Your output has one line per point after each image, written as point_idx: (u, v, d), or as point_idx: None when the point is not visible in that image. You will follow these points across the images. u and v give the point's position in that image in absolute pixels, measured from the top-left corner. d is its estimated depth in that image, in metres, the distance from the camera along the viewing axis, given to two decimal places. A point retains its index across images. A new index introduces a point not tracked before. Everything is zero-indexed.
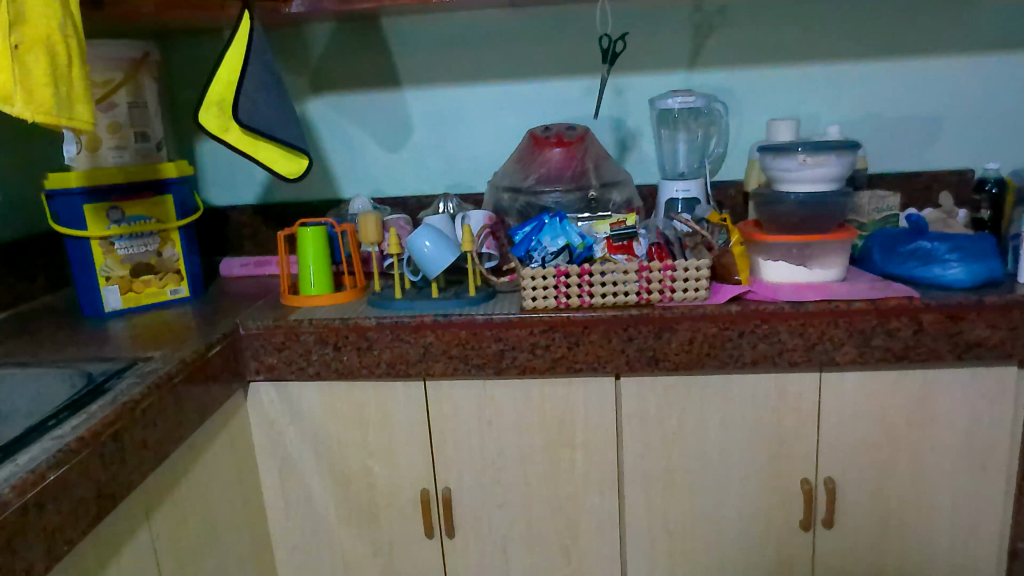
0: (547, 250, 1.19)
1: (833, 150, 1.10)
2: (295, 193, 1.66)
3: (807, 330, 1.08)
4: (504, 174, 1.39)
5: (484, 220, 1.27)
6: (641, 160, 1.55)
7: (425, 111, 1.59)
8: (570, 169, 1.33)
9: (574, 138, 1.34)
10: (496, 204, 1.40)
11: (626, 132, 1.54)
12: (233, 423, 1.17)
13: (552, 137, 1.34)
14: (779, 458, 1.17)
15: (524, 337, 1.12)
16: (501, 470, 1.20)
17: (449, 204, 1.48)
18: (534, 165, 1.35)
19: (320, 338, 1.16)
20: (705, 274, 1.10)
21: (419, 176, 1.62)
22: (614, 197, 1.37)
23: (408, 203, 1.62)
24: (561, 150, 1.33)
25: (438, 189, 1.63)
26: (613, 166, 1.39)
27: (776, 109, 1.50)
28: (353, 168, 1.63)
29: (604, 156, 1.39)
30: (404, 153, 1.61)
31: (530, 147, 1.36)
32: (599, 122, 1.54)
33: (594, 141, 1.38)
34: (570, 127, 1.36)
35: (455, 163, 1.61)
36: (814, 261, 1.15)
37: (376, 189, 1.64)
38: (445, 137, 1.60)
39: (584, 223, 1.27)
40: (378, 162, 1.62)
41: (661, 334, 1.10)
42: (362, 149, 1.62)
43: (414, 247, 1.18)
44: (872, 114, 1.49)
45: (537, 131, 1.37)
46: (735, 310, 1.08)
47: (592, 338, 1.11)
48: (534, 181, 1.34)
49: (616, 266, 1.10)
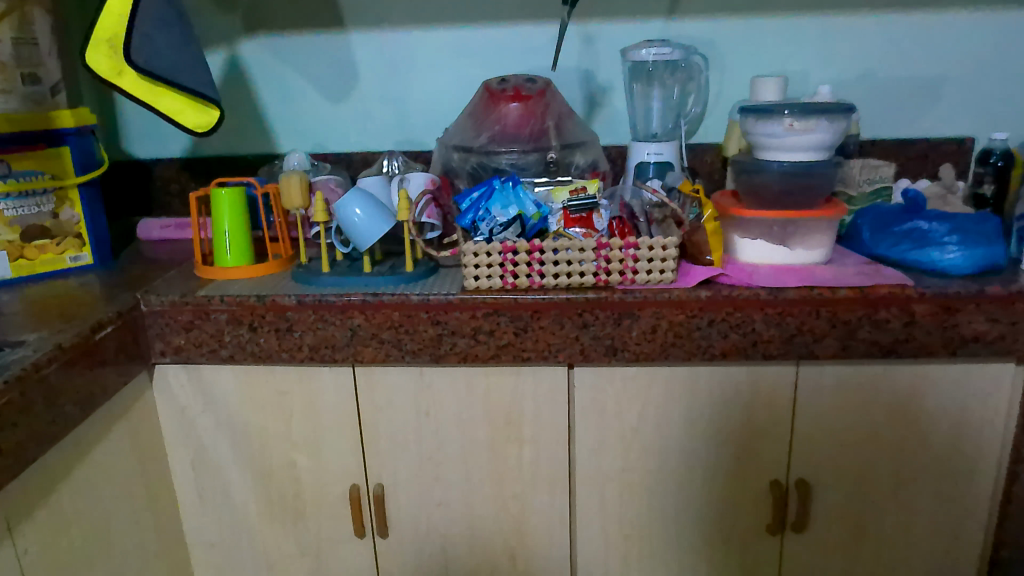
0: (497, 220, 1.05)
1: (825, 114, 0.95)
2: (228, 146, 1.49)
3: (784, 320, 0.95)
4: (455, 131, 1.23)
5: (425, 182, 1.09)
6: (612, 118, 1.39)
7: (373, 57, 1.41)
8: (527, 129, 1.17)
9: (534, 92, 1.18)
10: (444, 164, 1.23)
11: (597, 87, 1.37)
12: (134, 412, 1.03)
13: (509, 91, 1.17)
14: (746, 458, 1.06)
15: (466, 321, 0.98)
16: (440, 466, 1.09)
17: (395, 162, 1.33)
18: (487, 122, 1.19)
19: (234, 317, 1.02)
20: (673, 254, 0.96)
21: (366, 130, 1.46)
22: (576, 160, 1.21)
23: (352, 160, 1.46)
24: (518, 105, 1.16)
25: (387, 145, 1.47)
26: (579, 124, 1.24)
27: (762, 66, 1.35)
28: (292, 119, 1.46)
29: (570, 116, 1.22)
30: (348, 104, 1.44)
31: (485, 102, 1.20)
32: (567, 75, 1.38)
33: (558, 96, 1.22)
34: (530, 78, 1.20)
35: (407, 116, 1.44)
36: (796, 240, 1.02)
37: (318, 143, 1.47)
38: (394, 86, 1.43)
39: (541, 191, 1.12)
40: (320, 112, 1.45)
41: (621, 320, 0.97)
42: (302, 98, 1.45)
43: (343, 214, 1.03)
44: (866, 74, 1.34)
45: (493, 83, 1.21)
46: (705, 295, 0.95)
47: (542, 324, 0.98)
48: (486, 140, 1.18)
49: (571, 242, 0.96)
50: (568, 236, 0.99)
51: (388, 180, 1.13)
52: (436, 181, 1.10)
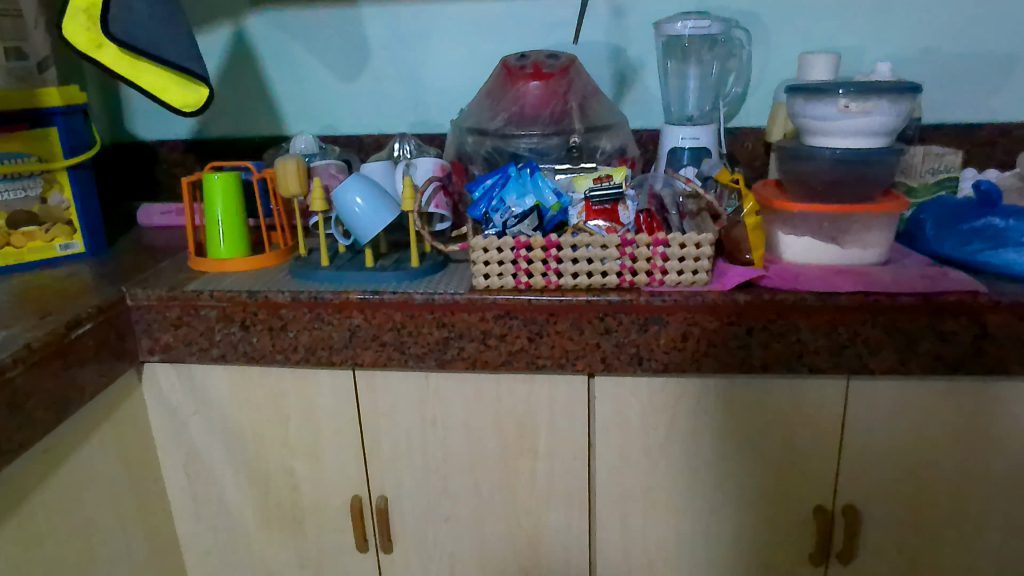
0: (512, 211, 0.94)
1: (887, 93, 0.82)
2: (234, 128, 1.41)
3: (834, 329, 0.85)
4: (469, 113, 1.13)
5: (433, 168, 1.00)
6: (643, 100, 1.28)
7: (385, 31, 1.31)
8: (548, 109, 1.06)
9: (556, 69, 1.07)
10: (458, 149, 1.13)
11: (627, 64, 1.26)
12: (120, 413, 0.96)
13: (529, 68, 1.07)
14: (787, 480, 0.95)
15: (474, 323, 0.89)
16: (448, 478, 1.00)
17: (407, 145, 1.23)
18: (504, 102, 1.08)
19: (224, 314, 0.94)
20: (708, 252, 0.85)
21: (379, 111, 1.36)
22: (602, 145, 1.11)
23: (363, 142, 1.36)
24: (538, 83, 1.06)
25: (401, 127, 1.37)
26: (606, 104, 1.13)
27: (811, 42, 1.22)
28: (301, 98, 1.37)
29: (595, 96, 1.12)
30: (360, 82, 1.35)
31: (502, 81, 1.09)
32: (594, 51, 1.26)
33: (583, 74, 1.11)
34: (552, 54, 1.10)
35: (422, 96, 1.34)
36: (848, 238, 0.90)
37: (327, 124, 1.38)
38: (408, 63, 1.33)
39: (562, 179, 1.01)
40: (329, 91, 1.36)
41: (648, 326, 0.86)
42: (311, 76, 1.35)
43: (342, 203, 0.94)
44: (929, 50, 1.20)
45: (511, 59, 1.10)
46: (743, 299, 0.84)
47: (559, 328, 0.88)
48: (502, 121, 1.08)
49: (592, 238, 0.85)
50: (589, 231, 0.89)
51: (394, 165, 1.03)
52: (445, 167, 1.01)
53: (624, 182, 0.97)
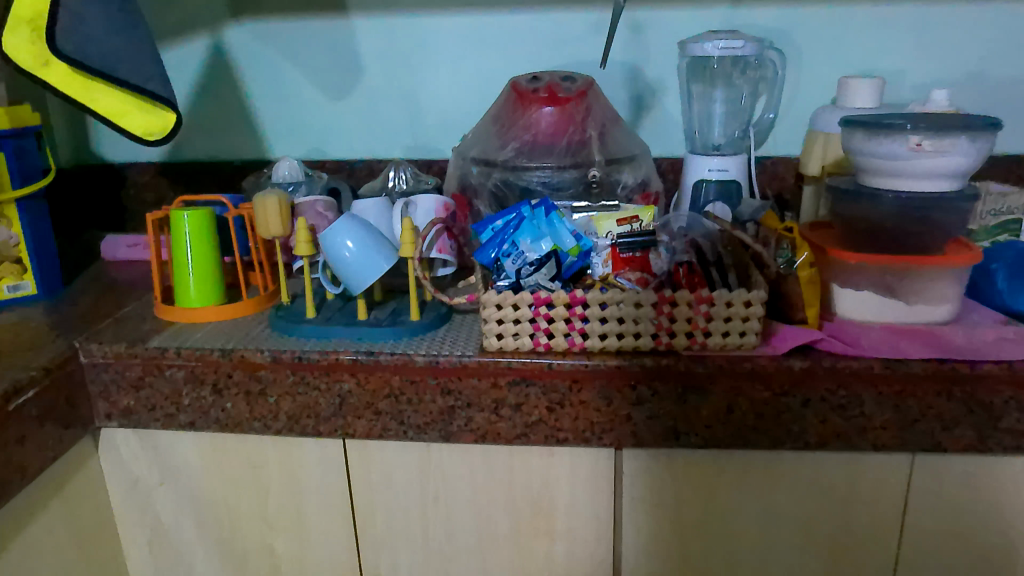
0: (526, 256, 0.83)
1: (967, 131, 0.71)
2: (211, 150, 1.27)
3: (903, 401, 0.74)
4: (474, 141, 1.01)
5: (436, 206, 0.87)
6: (663, 125, 1.16)
7: (380, 47, 1.19)
8: (564, 138, 0.95)
9: (573, 93, 0.95)
10: (462, 181, 1.01)
11: (646, 86, 1.14)
12: (71, 488, 0.83)
13: (543, 91, 0.95)
14: (840, 565, 0.83)
15: (485, 390, 0.77)
16: (452, 560, 0.87)
17: (403, 173, 1.11)
18: (514, 129, 0.96)
19: (194, 376, 0.81)
20: (759, 311, 0.73)
21: (371, 133, 1.24)
22: (624, 178, 0.98)
23: (356, 171, 1.23)
24: (553, 109, 0.94)
25: (396, 152, 1.24)
26: (627, 133, 1.01)
27: (848, 64, 1.11)
28: (285, 119, 1.25)
29: (615, 124, 1.00)
30: (351, 102, 1.22)
31: (512, 105, 0.97)
32: (610, 71, 1.14)
33: (602, 99, 0.99)
34: (568, 76, 0.98)
35: (419, 118, 1.22)
36: (913, 294, 0.79)
37: (314, 148, 1.25)
38: (405, 81, 1.20)
39: (581, 219, 0.90)
40: (317, 111, 1.23)
41: (687, 396, 0.75)
42: (296, 94, 1.23)
43: (331, 249, 0.81)
44: (978, 75, 1.10)
45: (522, 80, 0.98)
46: (799, 367, 0.73)
47: (583, 397, 0.76)
48: (511, 151, 0.96)
49: (624, 295, 0.73)
50: (618, 285, 0.77)
51: (390, 202, 0.91)
52: (450, 206, 0.88)
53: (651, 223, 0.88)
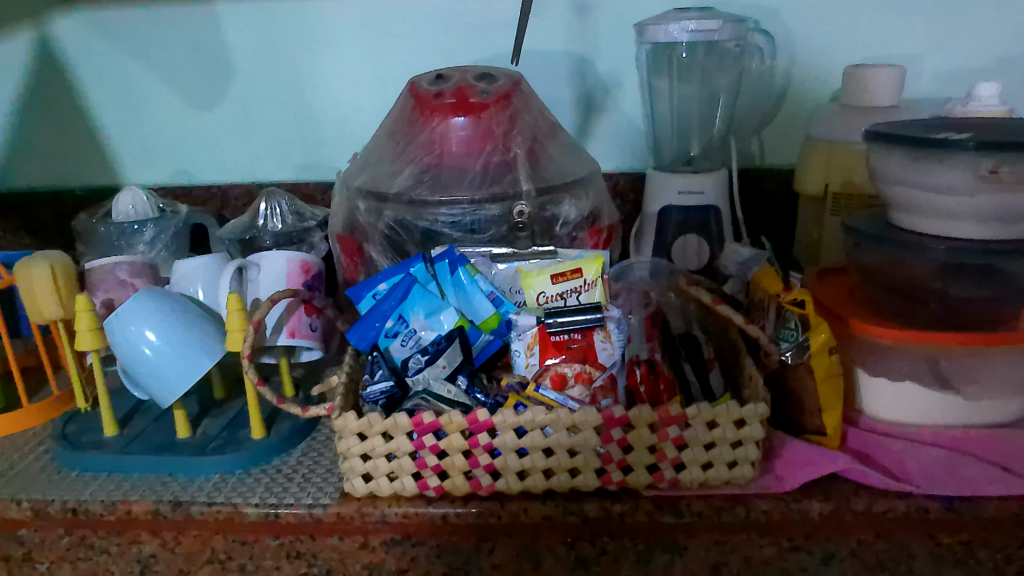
0: (421, 337, 0.59)
1: None
2: (47, 177, 1.00)
3: (970, 554, 0.49)
4: (362, 164, 0.74)
5: (289, 268, 0.60)
6: (620, 132, 0.90)
7: (251, 40, 0.91)
8: (477, 161, 0.68)
9: (490, 98, 0.69)
10: (347, 217, 0.75)
11: (596, 83, 0.88)
12: None
13: (449, 97, 0.69)
14: None
15: (350, 552, 0.52)
16: None
17: (281, 205, 0.84)
18: (411, 148, 0.70)
19: None
20: (761, 431, 0.47)
21: (249, 150, 0.96)
22: (564, 212, 0.71)
23: (230, 198, 0.96)
24: (462, 120, 0.68)
25: (282, 172, 0.97)
26: (567, 149, 0.75)
27: (855, 47, 0.85)
28: (138, 133, 0.97)
29: (549, 138, 0.73)
30: (221, 110, 0.95)
31: (410, 115, 0.71)
32: (549, 64, 0.87)
33: (531, 105, 0.73)
34: (486, 73, 0.72)
35: (309, 129, 0.95)
36: (973, 383, 0.54)
37: (179, 169, 0.98)
38: (287, 82, 0.93)
39: (501, 275, 0.65)
40: (178, 123, 0.96)
41: (651, 555, 0.50)
42: (149, 102, 0.95)
43: (121, 346, 0.54)
44: (1020, 58, 0.85)
45: (424, 80, 0.72)
46: (818, 512, 0.48)
47: (497, 560, 0.51)
48: (407, 178, 0.69)
49: (551, 415, 0.46)
50: (545, 398, 0.50)
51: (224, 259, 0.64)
52: (311, 266, 0.62)
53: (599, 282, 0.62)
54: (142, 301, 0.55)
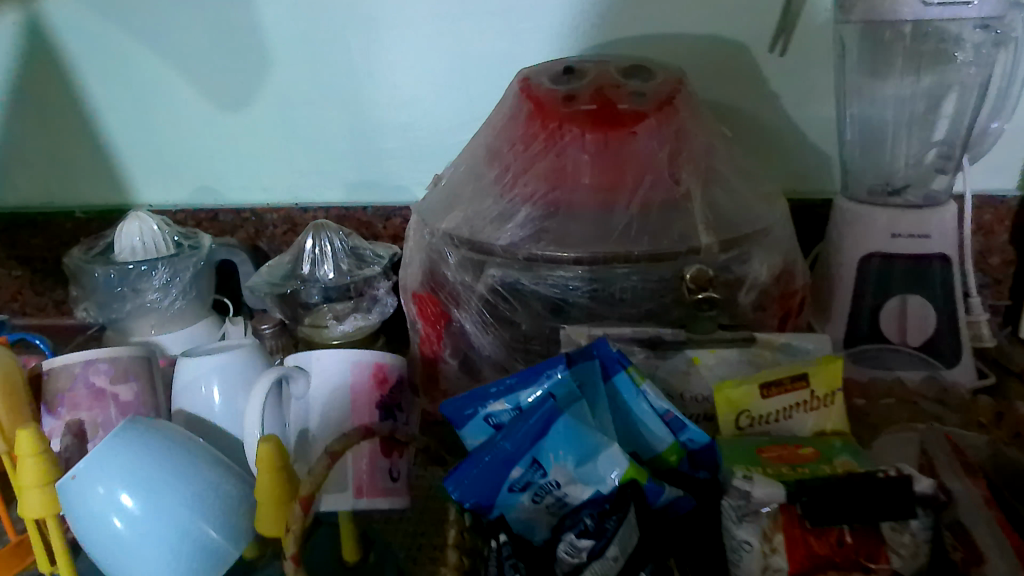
0: (565, 496, 0.37)
1: None
2: (41, 194, 0.79)
3: None
4: (449, 193, 0.52)
5: (362, 379, 0.41)
6: (795, 145, 0.65)
7: (296, 20, 0.69)
8: (631, 200, 0.45)
9: (647, 105, 0.46)
10: (428, 267, 0.53)
11: (764, 79, 0.63)
12: None
13: (586, 102, 0.46)
14: None
15: None
16: None
17: (333, 241, 0.61)
18: (526, 176, 0.47)
19: None
20: None
21: (292, 164, 0.75)
22: (754, 274, 0.48)
23: (267, 227, 0.74)
24: (607, 138, 0.45)
25: (333, 192, 0.75)
26: (750, 176, 0.51)
27: None
28: (151, 141, 0.76)
29: (729, 163, 0.49)
30: (256, 113, 0.73)
31: (523, 126, 0.48)
32: (697, 52, 0.63)
33: (703, 113, 0.50)
34: (634, 67, 0.49)
35: (369, 138, 0.73)
36: None
37: (203, 186, 0.77)
38: (339, 76, 0.71)
39: (671, 375, 0.44)
40: (203, 128, 0.75)
41: None
42: (165, 100, 0.74)
43: (79, 516, 0.34)
44: None
45: (544, 76, 0.49)
46: None
47: None
48: (521, 222, 0.46)
49: None
50: None
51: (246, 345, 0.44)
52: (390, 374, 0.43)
53: (832, 400, 0.41)
54: (174, 446, 0.36)
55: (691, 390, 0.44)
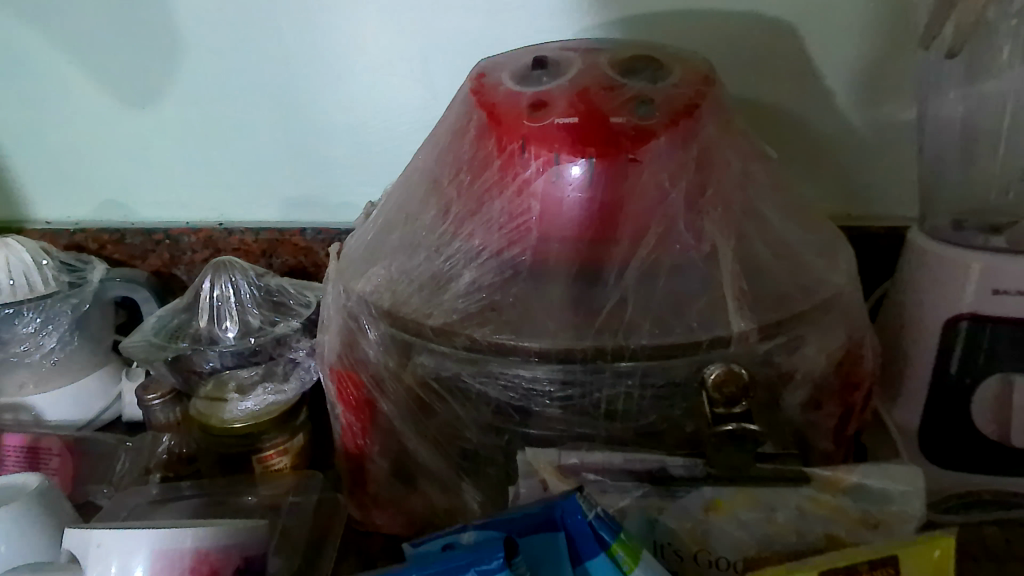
0: None
1: None
2: None
3: None
4: (373, 239, 0.37)
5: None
6: (858, 160, 0.49)
7: None
8: (627, 265, 0.30)
9: (655, 117, 0.30)
10: (346, 338, 0.37)
11: (823, 73, 0.47)
12: None
13: (563, 112, 0.30)
14: None
15: None
16: None
17: (240, 286, 0.47)
18: (472, 222, 0.32)
19: None
20: None
21: (214, 174, 0.57)
22: (811, 365, 0.33)
23: (182, 254, 0.58)
24: (595, 166, 0.30)
25: (267, 209, 0.58)
26: (805, 217, 0.35)
27: None
28: (42, 140, 0.58)
29: (776, 202, 0.34)
30: (169, 105, 0.55)
31: (471, 145, 0.32)
32: (738, 34, 0.47)
33: (739, 126, 0.34)
34: (637, 57, 0.33)
35: (313, 140, 0.54)
36: None
37: (109, 200, 0.59)
38: (271, 62, 0.52)
39: (681, 524, 0.30)
40: (103, 125, 0.56)
41: None
42: (54, 91, 0.56)
43: None
44: None
45: (506, 72, 0.33)
46: None
47: None
48: (465, 291, 0.31)
49: None
50: None
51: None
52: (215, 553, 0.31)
53: None
54: None
55: (709, 549, 0.30)
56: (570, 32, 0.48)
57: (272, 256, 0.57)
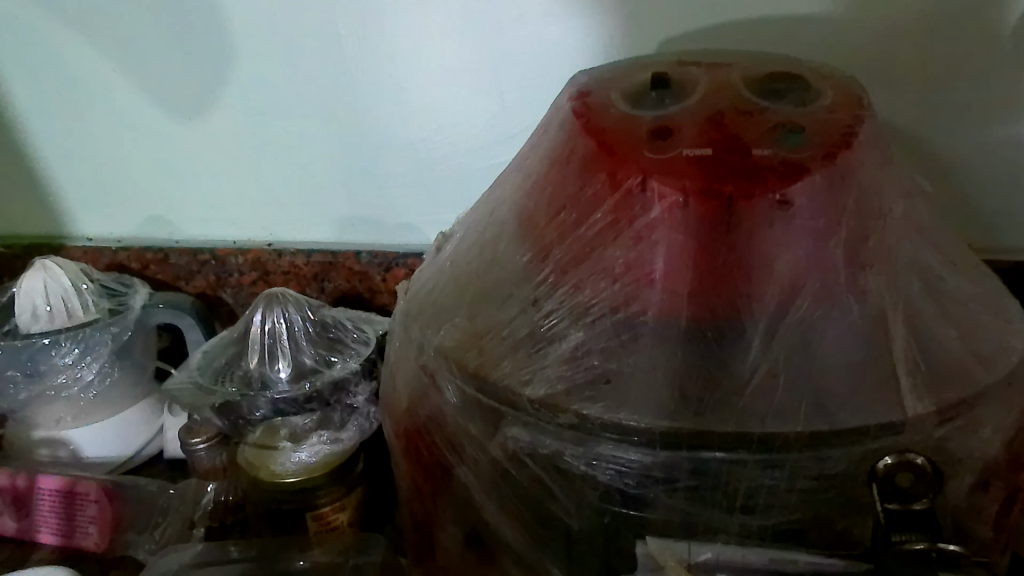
0: None
1: None
2: None
3: None
4: (450, 281, 0.32)
5: None
6: (1011, 187, 0.41)
7: None
8: (770, 331, 0.25)
9: (807, 148, 0.25)
10: (416, 394, 0.32)
11: (980, 85, 0.39)
12: None
13: (692, 142, 0.25)
14: None
15: None
16: None
17: (295, 320, 0.43)
18: (578, 271, 0.27)
19: None
20: None
21: (263, 191, 0.53)
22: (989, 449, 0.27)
23: (228, 276, 0.54)
24: (733, 209, 0.24)
25: (319, 229, 0.53)
26: (969, 265, 0.29)
27: None
28: (84, 152, 0.54)
29: (938, 249, 0.28)
30: (217, 118, 0.51)
31: (575, 177, 0.27)
32: (880, 35, 0.39)
33: (893, 157, 0.29)
34: (777, 75, 0.28)
35: (370, 157, 0.50)
36: None
37: (153, 216, 0.56)
38: (326, 72, 0.47)
39: None
40: (148, 138, 0.52)
41: None
42: (98, 101, 0.52)
43: None
44: None
45: (615, 92, 0.28)
46: None
47: None
48: (571, 355, 0.26)
49: None
50: None
51: None
52: None
53: None
54: None
55: None
56: (669, 33, 0.42)
57: (324, 279, 0.53)
